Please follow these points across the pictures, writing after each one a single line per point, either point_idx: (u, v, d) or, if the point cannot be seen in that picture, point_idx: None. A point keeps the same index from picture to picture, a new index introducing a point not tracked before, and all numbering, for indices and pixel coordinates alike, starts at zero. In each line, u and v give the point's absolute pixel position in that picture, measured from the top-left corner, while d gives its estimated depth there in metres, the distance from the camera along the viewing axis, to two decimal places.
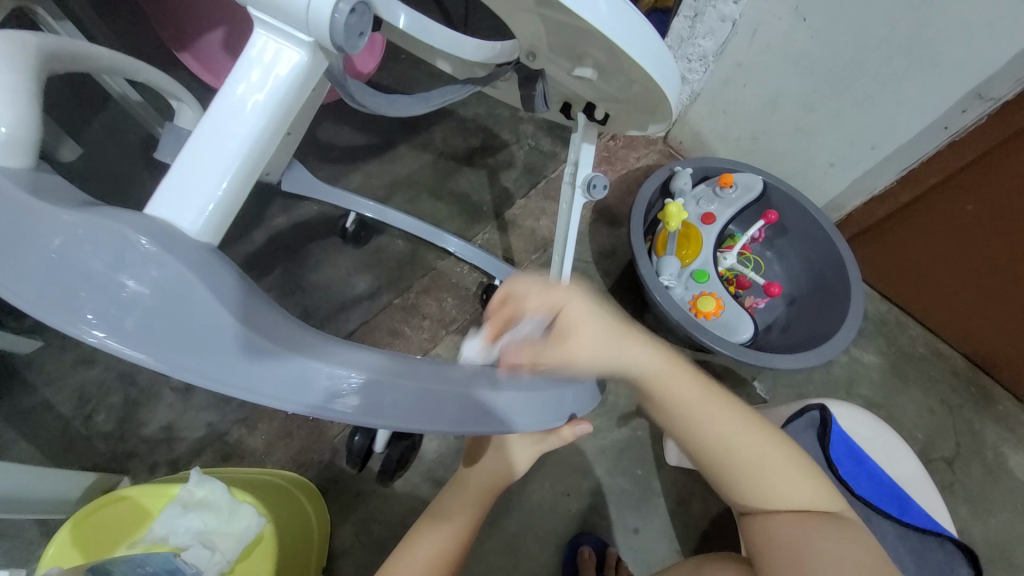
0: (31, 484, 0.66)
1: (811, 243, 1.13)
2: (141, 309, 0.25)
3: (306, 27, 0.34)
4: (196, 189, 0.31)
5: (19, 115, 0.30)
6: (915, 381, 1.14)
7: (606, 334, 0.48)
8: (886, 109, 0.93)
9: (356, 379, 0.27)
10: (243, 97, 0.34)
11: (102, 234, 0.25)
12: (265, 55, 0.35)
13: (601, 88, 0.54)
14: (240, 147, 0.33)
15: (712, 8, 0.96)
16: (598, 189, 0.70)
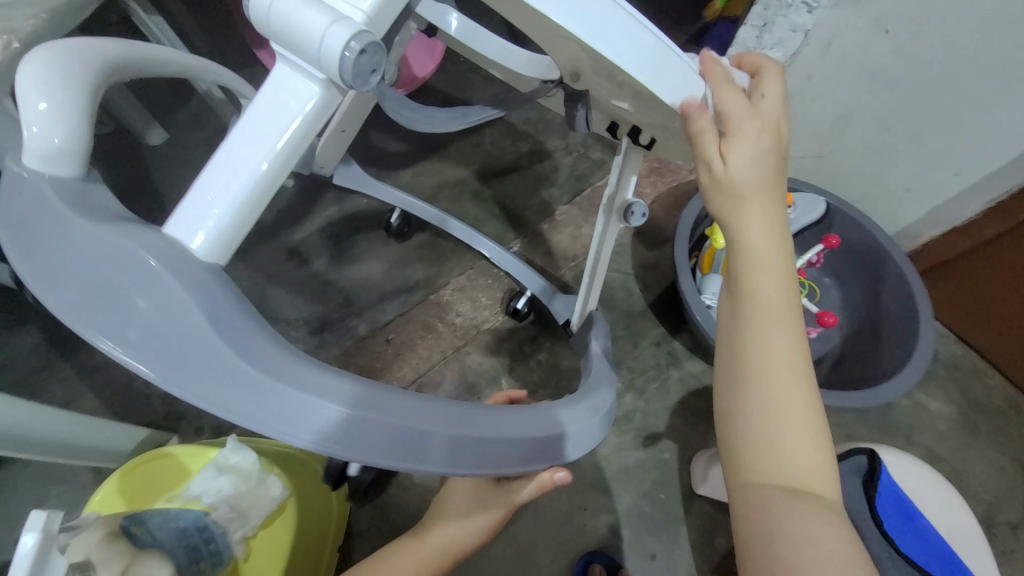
0: (92, 434, 0.74)
1: (877, 274, 1.04)
2: (144, 323, 0.27)
3: (319, 63, 0.32)
4: (205, 217, 0.31)
5: (76, 119, 0.31)
6: (985, 435, 1.03)
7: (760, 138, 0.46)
8: (976, 131, 0.85)
9: (337, 409, 0.28)
10: (257, 130, 0.32)
11: (120, 251, 0.27)
12: (281, 91, 0.33)
13: (641, 114, 0.52)
14: (247, 180, 0.32)
15: (783, 17, 0.87)
16: (636, 217, 0.70)
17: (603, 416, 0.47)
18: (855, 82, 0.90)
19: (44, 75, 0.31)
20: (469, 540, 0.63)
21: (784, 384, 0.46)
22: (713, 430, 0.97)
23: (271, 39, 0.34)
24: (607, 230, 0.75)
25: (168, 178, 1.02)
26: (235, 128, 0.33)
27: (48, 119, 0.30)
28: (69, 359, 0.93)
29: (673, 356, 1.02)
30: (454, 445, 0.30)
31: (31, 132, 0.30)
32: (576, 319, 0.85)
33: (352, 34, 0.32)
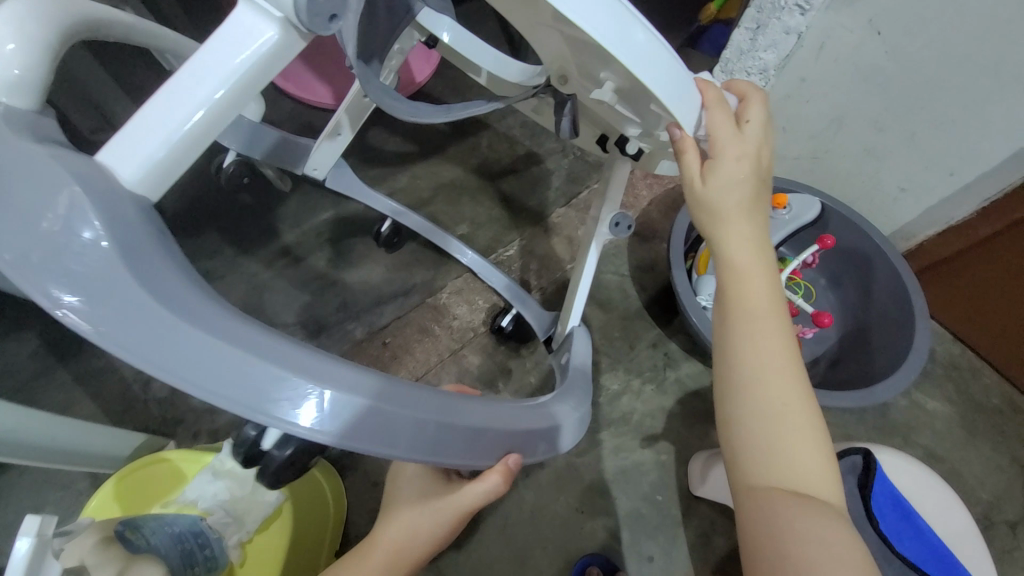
0: (89, 438, 0.74)
1: (873, 274, 1.04)
2: (49, 247, 0.27)
3: (276, 3, 0.36)
4: (140, 145, 0.34)
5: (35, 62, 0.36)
6: (984, 434, 1.03)
7: (745, 165, 0.50)
8: (969, 132, 0.86)
9: (324, 395, 0.29)
10: (205, 70, 0.36)
11: (39, 175, 0.29)
12: (234, 30, 0.37)
13: (628, 119, 0.53)
14: (185, 119, 0.35)
15: (776, 19, 0.90)
16: (621, 229, 0.71)
17: (578, 430, 0.51)
18: (848, 82, 0.91)
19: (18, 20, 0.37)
20: (416, 555, 0.54)
21: (771, 390, 0.52)
22: (710, 431, 0.97)
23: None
24: (593, 244, 0.76)
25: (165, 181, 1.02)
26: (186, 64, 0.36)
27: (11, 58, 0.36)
28: (67, 365, 0.93)
29: (670, 357, 1.02)
30: (438, 431, 0.33)
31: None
32: (560, 333, 0.85)
33: None
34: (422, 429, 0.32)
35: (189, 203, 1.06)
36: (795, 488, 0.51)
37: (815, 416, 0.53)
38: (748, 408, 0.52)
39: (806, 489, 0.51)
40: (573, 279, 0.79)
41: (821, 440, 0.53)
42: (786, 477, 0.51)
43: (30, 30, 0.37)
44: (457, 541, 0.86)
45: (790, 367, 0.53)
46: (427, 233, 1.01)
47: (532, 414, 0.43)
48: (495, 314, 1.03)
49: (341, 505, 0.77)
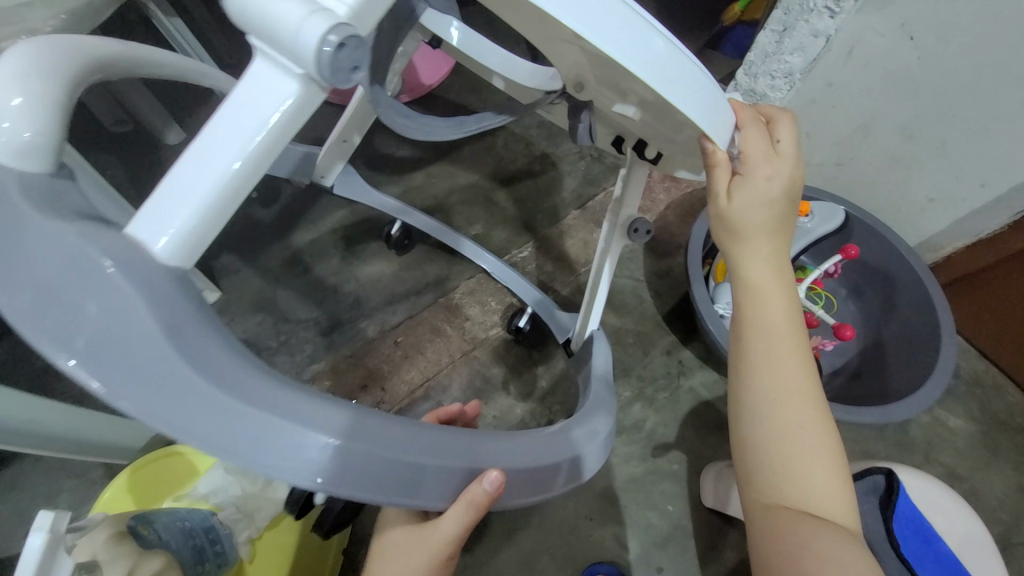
0: (103, 429, 0.75)
1: (897, 286, 1.01)
2: (90, 330, 0.25)
3: (296, 57, 0.29)
4: (170, 213, 0.29)
5: (46, 117, 0.32)
6: (1008, 454, 1.00)
7: (777, 185, 0.48)
8: (1004, 142, 0.83)
9: (338, 443, 0.27)
10: (233, 124, 0.30)
11: (69, 252, 0.26)
12: (255, 85, 0.30)
13: (648, 125, 0.52)
14: (223, 172, 0.30)
15: (805, 21, 0.87)
16: (640, 234, 0.69)
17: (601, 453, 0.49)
18: (878, 90, 0.88)
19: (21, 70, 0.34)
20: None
21: (787, 415, 0.50)
22: (724, 442, 0.95)
23: (251, 30, 0.30)
24: (611, 250, 0.74)
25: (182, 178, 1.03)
26: (212, 120, 0.30)
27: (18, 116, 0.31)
28: None
29: (683, 366, 1.01)
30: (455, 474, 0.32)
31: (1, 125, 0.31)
32: (579, 338, 0.84)
33: (331, 26, 0.29)
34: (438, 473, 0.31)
35: None
36: (811, 511, 0.49)
37: (833, 445, 0.51)
38: (761, 431, 0.51)
39: (826, 515, 0.49)
40: (590, 286, 0.78)
41: (840, 466, 0.51)
42: (801, 500, 0.50)
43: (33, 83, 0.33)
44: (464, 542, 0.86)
45: (809, 398, 0.51)
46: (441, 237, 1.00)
47: (553, 445, 0.42)
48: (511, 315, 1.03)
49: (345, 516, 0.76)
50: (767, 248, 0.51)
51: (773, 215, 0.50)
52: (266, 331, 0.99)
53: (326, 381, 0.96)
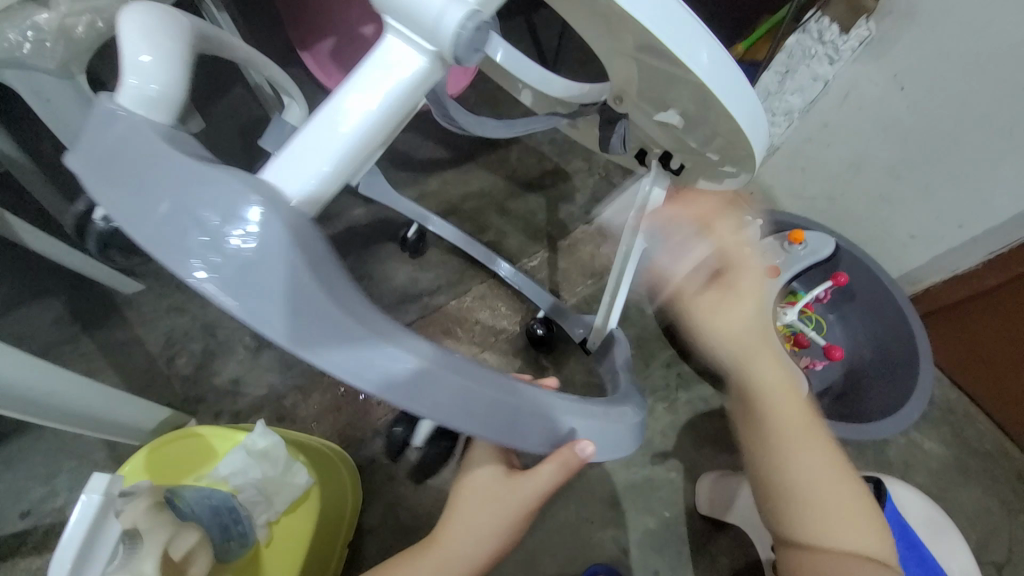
0: (114, 408, 0.75)
1: (879, 315, 1.09)
2: (237, 258, 0.27)
3: (431, 36, 0.33)
4: (306, 162, 0.31)
5: (171, 77, 0.34)
6: (976, 477, 1.07)
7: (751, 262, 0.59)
8: (981, 187, 0.91)
9: (427, 364, 0.28)
10: (363, 89, 0.33)
11: (219, 186, 0.28)
12: (384, 57, 0.34)
13: (680, 136, 0.59)
14: (354, 131, 0.32)
15: (806, 66, 0.96)
16: (661, 237, 0.73)
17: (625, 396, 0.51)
18: (870, 132, 0.98)
19: (152, 31, 0.36)
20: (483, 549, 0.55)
21: (784, 460, 0.56)
22: (719, 453, 1.00)
23: (387, 12, 0.33)
24: (632, 250, 0.77)
25: None
26: (342, 86, 0.33)
27: (151, 75, 0.33)
28: (92, 334, 0.94)
29: (682, 378, 1.05)
30: (542, 426, 0.32)
31: (131, 81, 0.32)
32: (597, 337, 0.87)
33: (467, 14, 0.33)
34: (528, 418, 0.30)
35: None
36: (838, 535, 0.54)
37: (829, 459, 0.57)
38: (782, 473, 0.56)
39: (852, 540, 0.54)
40: (610, 285, 0.81)
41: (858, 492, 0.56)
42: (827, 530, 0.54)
43: (163, 45, 0.35)
44: None
45: (802, 430, 0.57)
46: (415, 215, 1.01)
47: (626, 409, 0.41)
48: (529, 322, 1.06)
49: (357, 487, 0.81)
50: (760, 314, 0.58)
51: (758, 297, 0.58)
52: None
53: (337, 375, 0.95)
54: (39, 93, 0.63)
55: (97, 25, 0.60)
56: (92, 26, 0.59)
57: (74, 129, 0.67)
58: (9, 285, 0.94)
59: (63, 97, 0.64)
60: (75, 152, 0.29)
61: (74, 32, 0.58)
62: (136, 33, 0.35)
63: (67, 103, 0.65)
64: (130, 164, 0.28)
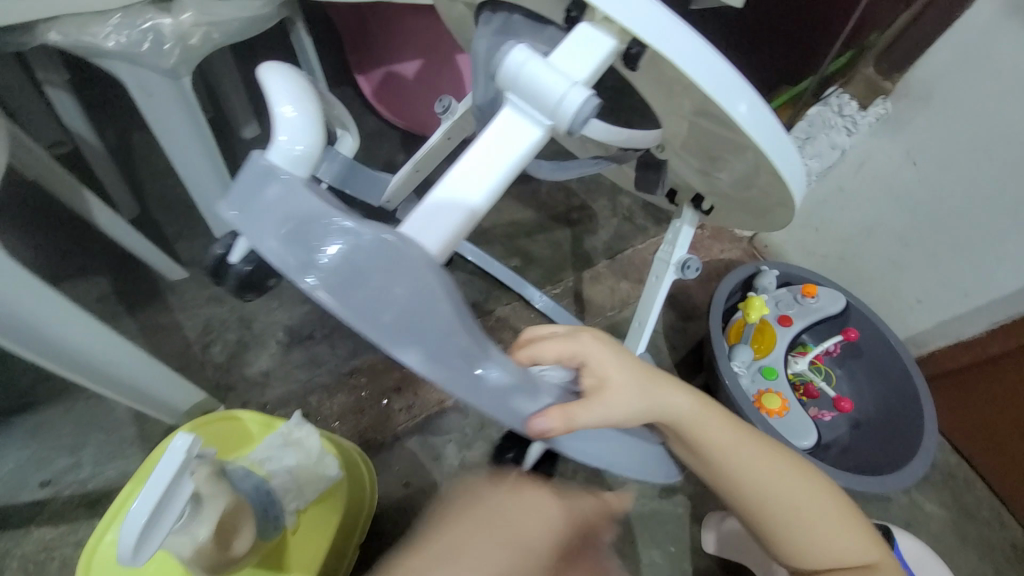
0: (157, 383, 0.78)
1: (884, 374, 1.13)
2: (395, 308, 0.32)
3: (552, 113, 0.39)
4: (443, 218, 0.37)
5: (310, 137, 0.41)
6: (973, 543, 1.09)
7: (638, 383, 0.52)
8: (985, 261, 0.97)
9: (494, 372, 0.36)
10: (489, 153, 0.39)
11: (371, 244, 0.32)
12: (506, 126, 0.40)
13: (717, 185, 0.64)
14: (482, 189, 0.38)
15: (825, 135, 1.04)
16: (692, 271, 0.80)
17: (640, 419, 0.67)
18: (883, 201, 1.06)
19: (291, 95, 0.43)
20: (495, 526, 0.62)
21: (749, 490, 0.58)
22: None
23: (510, 89, 0.40)
24: (662, 281, 0.84)
25: None
26: (469, 147, 0.39)
27: (297, 136, 0.40)
28: (134, 314, 0.98)
29: None
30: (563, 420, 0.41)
31: (282, 142, 0.40)
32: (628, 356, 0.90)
33: (587, 98, 0.39)
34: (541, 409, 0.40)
35: None
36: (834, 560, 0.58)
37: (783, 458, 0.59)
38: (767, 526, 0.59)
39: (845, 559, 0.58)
40: (641, 312, 0.87)
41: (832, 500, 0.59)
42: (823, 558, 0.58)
43: (305, 106, 0.43)
44: None
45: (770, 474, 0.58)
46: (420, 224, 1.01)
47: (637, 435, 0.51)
48: None
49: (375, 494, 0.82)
50: (672, 412, 0.55)
51: (654, 412, 0.54)
52: (310, 320, 1.02)
53: (362, 378, 0.98)
54: (143, 86, 0.68)
55: (211, 36, 0.67)
56: (206, 36, 0.66)
57: (166, 123, 0.72)
58: (62, 259, 0.99)
59: (164, 92, 0.69)
60: (224, 197, 0.35)
61: (190, 41, 0.65)
62: (283, 96, 0.43)
63: (165, 98, 0.70)
64: (289, 218, 0.33)
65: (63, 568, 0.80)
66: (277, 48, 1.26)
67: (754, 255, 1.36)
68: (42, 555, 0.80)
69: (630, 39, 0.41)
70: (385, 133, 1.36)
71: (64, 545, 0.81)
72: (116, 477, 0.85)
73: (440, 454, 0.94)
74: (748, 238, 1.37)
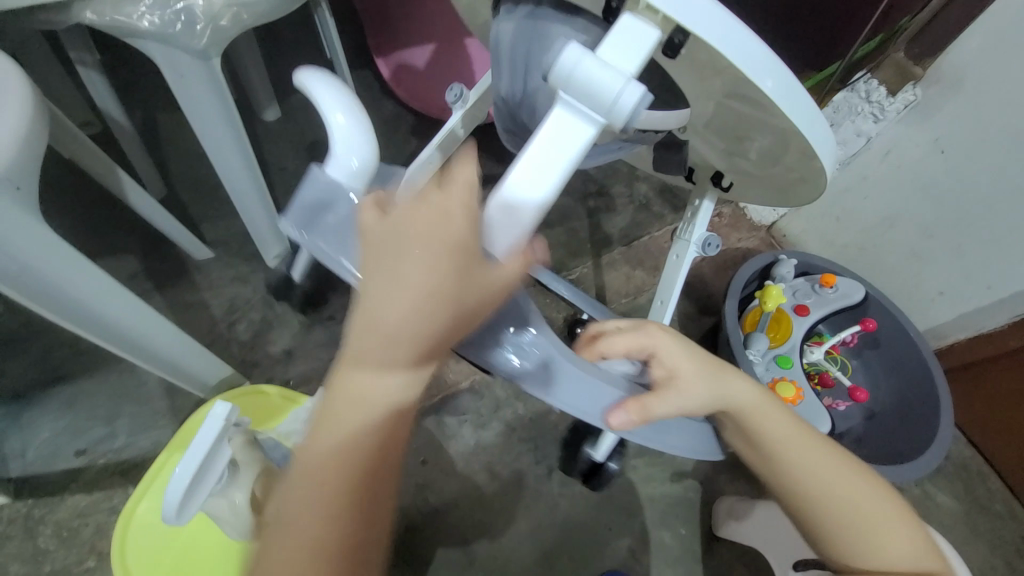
0: (186, 358, 0.81)
1: (901, 365, 1.13)
2: None
3: (606, 112, 0.36)
4: (505, 233, 0.36)
5: (360, 150, 0.46)
6: (984, 535, 1.09)
7: (703, 376, 0.54)
8: (1012, 253, 0.95)
9: (541, 355, 0.43)
10: (547, 156, 0.36)
11: None
12: (560, 125, 0.36)
13: (742, 165, 0.64)
14: (543, 197, 0.35)
15: (850, 121, 1.03)
16: (712, 249, 0.80)
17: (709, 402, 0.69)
18: (908, 190, 1.04)
19: (336, 105, 0.47)
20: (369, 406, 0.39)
21: (807, 485, 0.57)
22: (741, 480, 1.00)
23: (559, 88, 0.36)
24: (683, 260, 0.85)
25: (283, 153, 1.16)
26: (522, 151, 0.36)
27: (351, 151, 0.46)
28: (161, 292, 1.01)
29: None
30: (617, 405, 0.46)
31: (338, 157, 0.46)
32: None
33: (643, 94, 0.36)
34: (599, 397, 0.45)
35: (291, 170, 1.15)
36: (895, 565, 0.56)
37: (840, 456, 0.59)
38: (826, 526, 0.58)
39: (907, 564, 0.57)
40: (663, 291, 0.87)
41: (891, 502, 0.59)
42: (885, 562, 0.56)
43: (351, 117, 0.47)
44: (491, 529, 0.92)
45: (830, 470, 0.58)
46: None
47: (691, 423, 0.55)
48: (570, 320, 1.11)
49: None
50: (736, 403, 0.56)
51: (721, 403, 0.55)
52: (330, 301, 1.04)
53: None
54: (175, 68, 0.69)
55: (241, 17, 0.67)
56: (236, 17, 0.67)
57: (196, 104, 0.73)
58: (93, 238, 1.02)
59: (194, 74, 0.70)
60: (287, 217, 0.43)
61: (220, 23, 0.66)
62: (331, 107, 0.47)
63: (196, 80, 0.70)
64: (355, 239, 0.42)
65: (99, 532, 0.84)
66: (297, 31, 1.26)
67: (772, 244, 1.35)
68: (77, 521, 0.85)
69: (674, 29, 0.41)
70: (402, 117, 1.36)
71: (100, 510, 0.85)
72: (148, 447, 0.89)
73: (456, 433, 0.96)
74: (766, 227, 1.35)
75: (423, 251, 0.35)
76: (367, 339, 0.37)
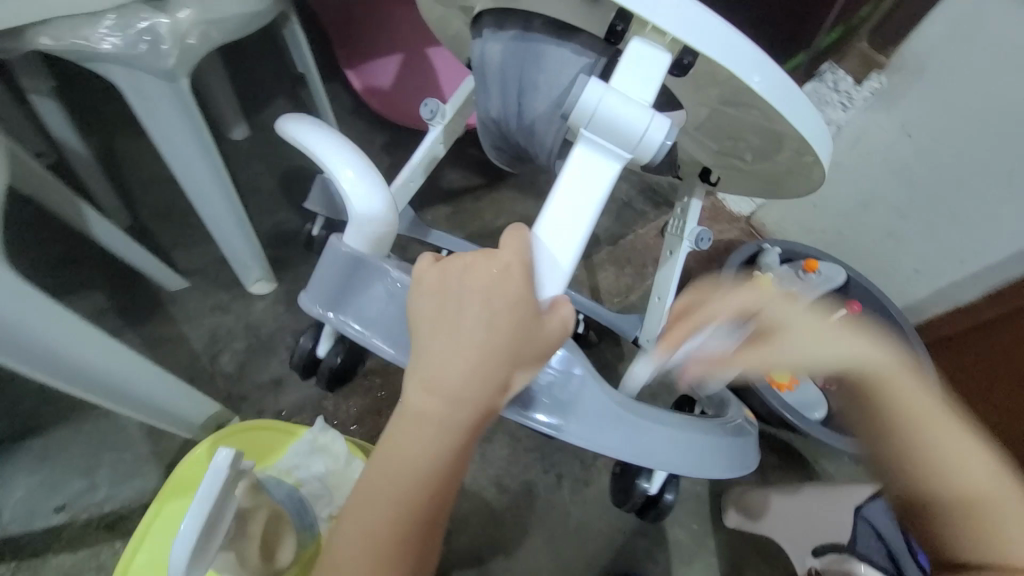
0: (168, 397, 0.76)
1: None
2: None
3: (633, 147, 0.42)
4: (556, 262, 0.40)
5: (368, 203, 0.54)
6: None
7: (785, 310, 0.61)
8: (981, 228, 0.99)
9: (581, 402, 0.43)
10: (580, 192, 0.42)
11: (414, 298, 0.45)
12: (587, 166, 0.43)
13: (732, 160, 0.64)
14: (586, 226, 0.41)
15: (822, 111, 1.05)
16: (706, 242, 0.81)
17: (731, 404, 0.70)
18: (880, 174, 1.07)
19: (341, 168, 0.56)
20: (414, 466, 0.37)
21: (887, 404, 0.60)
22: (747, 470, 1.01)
23: (585, 127, 0.43)
24: (677, 255, 0.84)
25: (256, 172, 1.11)
26: (557, 187, 0.42)
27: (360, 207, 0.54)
28: (135, 328, 0.94)
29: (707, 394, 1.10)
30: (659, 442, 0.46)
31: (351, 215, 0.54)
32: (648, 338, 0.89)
33: (666, 127, 0.42)
34: (642, 436, 0.45)
35: (264, 190, 1.10)
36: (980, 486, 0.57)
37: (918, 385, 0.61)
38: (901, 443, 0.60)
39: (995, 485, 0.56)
40: (660, 289, 0.87)
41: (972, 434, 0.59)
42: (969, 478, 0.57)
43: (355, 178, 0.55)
44: (506, 545, 0.89)
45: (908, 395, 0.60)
46: (409, 233, 0.91)
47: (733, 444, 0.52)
48: None
49: None
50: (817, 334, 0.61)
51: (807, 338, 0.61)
52: None
53: (376, 379, 0.97)
54: (139, 91, 0.65)
55: (209, 33, 0.64)
56: (204, 34, 0.63)
57: (164, 128, 0.69)
58: (55, 276, 0.95)
59: (159, 95, 0.66)
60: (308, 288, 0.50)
61: (187, 40, 0.62)
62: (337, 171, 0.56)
63: (163, 103, 0.66)
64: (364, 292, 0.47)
65: None
66: (261, 46, 1.22)
67: (753, 234, 1.37)
68: None
69: (683, 49, 0.40)
70: (376, 128, 1.32)
71: (87, 570, 0.79)
72: (134, 496, 0.83)
73: None
74: (746, 218, 1.38)
75: (491, 284, 0.36)
76: (436, 367, 0.36)
